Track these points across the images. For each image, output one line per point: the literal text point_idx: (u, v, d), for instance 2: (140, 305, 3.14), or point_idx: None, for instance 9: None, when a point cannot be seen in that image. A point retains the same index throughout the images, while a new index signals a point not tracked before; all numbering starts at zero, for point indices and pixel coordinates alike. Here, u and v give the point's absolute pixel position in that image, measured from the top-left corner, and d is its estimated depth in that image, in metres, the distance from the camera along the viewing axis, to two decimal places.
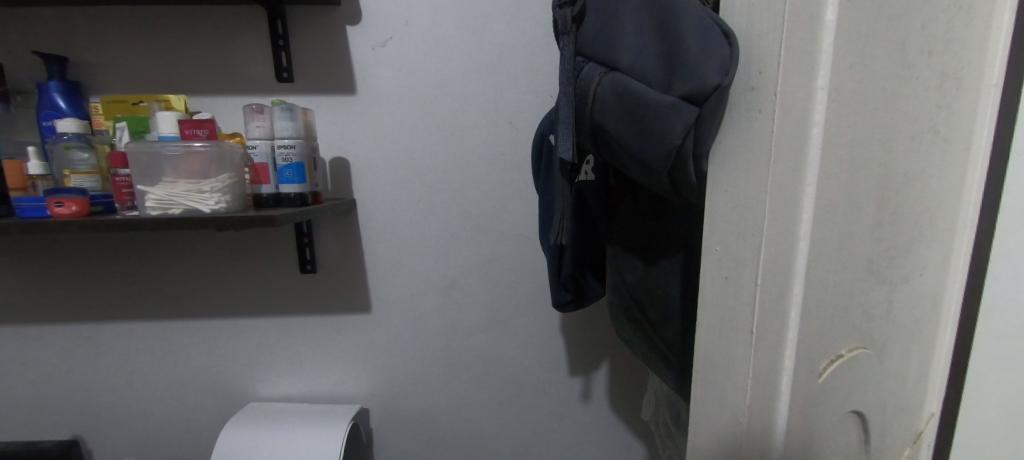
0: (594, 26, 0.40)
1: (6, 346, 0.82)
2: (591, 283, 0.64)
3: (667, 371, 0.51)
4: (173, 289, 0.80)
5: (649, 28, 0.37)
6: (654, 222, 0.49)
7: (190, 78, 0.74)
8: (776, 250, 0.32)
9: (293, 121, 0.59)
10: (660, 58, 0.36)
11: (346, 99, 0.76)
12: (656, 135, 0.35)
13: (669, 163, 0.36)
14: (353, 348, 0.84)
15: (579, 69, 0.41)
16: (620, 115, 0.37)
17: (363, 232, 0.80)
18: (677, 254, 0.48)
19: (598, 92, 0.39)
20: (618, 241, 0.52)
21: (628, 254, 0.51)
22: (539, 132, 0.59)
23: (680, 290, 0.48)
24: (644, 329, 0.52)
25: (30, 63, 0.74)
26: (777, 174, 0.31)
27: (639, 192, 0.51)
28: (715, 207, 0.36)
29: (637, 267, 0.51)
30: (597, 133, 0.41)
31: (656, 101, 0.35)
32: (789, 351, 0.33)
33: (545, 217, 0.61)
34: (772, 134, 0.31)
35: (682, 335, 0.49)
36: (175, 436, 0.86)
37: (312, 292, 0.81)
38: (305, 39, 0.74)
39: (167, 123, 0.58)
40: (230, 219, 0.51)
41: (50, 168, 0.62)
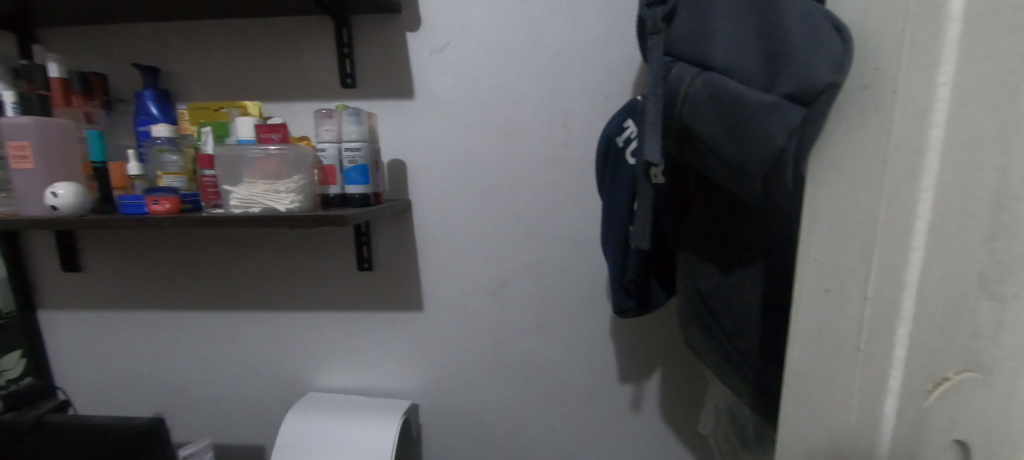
0: (685, 25, 0.42)
1: (104, 328, 0.91)
2: (656, 292, 0.63)
3: (742, 385, 0.49)
4: (244, 282, 0.86)
5: (751, 29, 0.39)
6: (733, 228, 0.48)
7: (264, 85, 0.80)
8: (888, 260, 0.31)
9: (359, 125, 0.62)
10: (762, 58, 0.38)
11: (405, 103, 0.78)
12: (756, 137, 0.37)
13: (771, 163, 0.37)
14: (406, 345, 0.87)
15: (668, 70, 0.43)
16: (715, 116, 0.39)
17: (418, 232, 0.82)
18: (758, 262, 0.46)
19: (690, 94, 0.41)
20: (692, 247, 0.52)
21: (704, 260, 0.51)
22: (605, 135, 0.58)
23: (761, 298, 0.46)
24: (718, 340, 0.51)
25: (129, 75, 0.82)
26: (893, 178, 0.30)
27: (715, 195, 0.50)
28: (816, 210, 0.35)
29: (712, 274, 0.50)
30: (686, 135, 0.43)
31: (760, 101, 0.36)
32: (898, 367, 0.31)
33: (607, 223, 0.59)
34: (889, 135, 0.30)
35: (761, 349, 0.46)
36: (243, 419, 0.93)
37: (369, 290, 0.85)
38: (368, 47, 0.77)
39: (245, 127, 0.62)
40: (301, 218, 0.54)
41: (145, 169, 0.68)
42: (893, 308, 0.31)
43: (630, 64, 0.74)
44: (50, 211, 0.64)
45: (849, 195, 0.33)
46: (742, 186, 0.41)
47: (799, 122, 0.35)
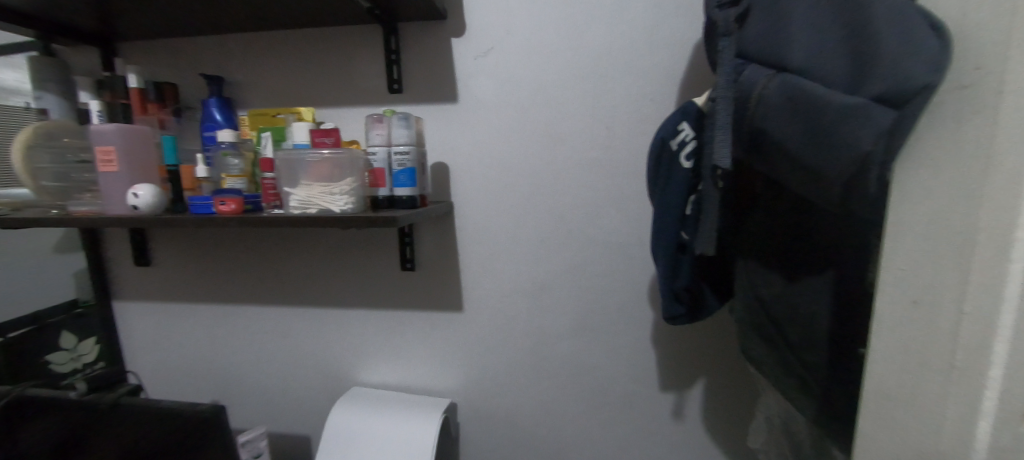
0: (759, 26, 0.41)
1: (170, 319, 0.99)
2: (707, 298, 0.62)
3: (807, 400, 0.48)
4: (295, 279, 0.90)
5: (834, 28, 0.37)
6: (797, 236, 0.47)
7: (317, 92, 0.84)
8: (988, 266, 0.30)
9: (408, 129, 0.63)
10: (844, 57, 0.36)
11: (449, 107, 0.80)
12: (836, 141, 0.35)
13: (853, 169, 0.36)
14: (445, 344, 0.88)
15: (739, 71, 0.43)
16: (790, 119, 0.38)
17: (460, 235, 0.84)
18: (827, 271, 0.44)
19: (761, 96, 0.40)
20: (749, 253, 0.51)
21: (766, 268, 0.49)
22: (658, 138, 0.56)
23: (830, 310, 0.44)
24: (781, 351, 0.49)
25: (196, 84, 0.88)
26: (996, 182, 0.29)
27: (780, 200, 0.49)
28: (901, 216, 0.34)
29: (776, 282, 0.48)
30: (754, 139, 0.42)
31: (844, 103, 0.35)
32: (995, 374, 0.31)
33: (658, 228, 0.58)
34: (993, 137, 0.29)
35: (831, 363, 0.45)
36: (291, 410, 0.97)
37: (411, 289, 0.87)
38: (414, 53, 0.80)
39: (301, 132, 0.66)
40: (355, 219, 0.56)
41: (211, 172, 0.73)
42: (993, 313, 0.30)
43: (676, 65, 0.73)
44: (131, 210, 0.70)
45: (944, 203, 0.32)
46: (817, 194, 0.39)
47: (889, 125, 0.33)
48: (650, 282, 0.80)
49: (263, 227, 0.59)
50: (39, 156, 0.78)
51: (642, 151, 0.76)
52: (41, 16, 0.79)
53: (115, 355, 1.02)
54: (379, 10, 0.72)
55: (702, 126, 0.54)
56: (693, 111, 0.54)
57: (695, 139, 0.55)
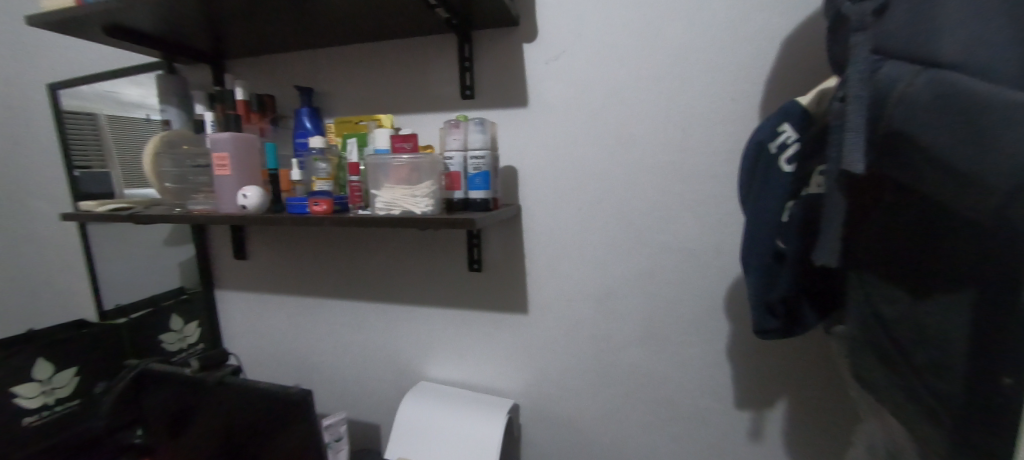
0: (903, 16, 0.38)
1: (263, 308, 1.09)
2: (806, 311, 0.57)
3: (937, 432, 0.43)
4: (370, 276, 0.96)
5: (1003, 20, 0.34)
6: (922, 247, 0.44)
7: (395, 100, 0.89)
8: None
9: (483, 134, 0.65)
10: (1012, 50, 0.34)
11: (518, 111, 0.81)
12: (1000, 142, 0.34)
13: (1019, 173, 0.34)
14: (509, 345, 0.89)
15: (874, 68, 0.40)
16: (942, 119, 0.37)
17: (526, 238, 0.85)
18: (964, 289, 0.41)
19: (905, 96, 0.38)
20: (867, 265, 0.48)
21: (888, 283, 0.47)
22: (755, 140, 0.53)
23: (969, 331, 0.41)
24: (906, 377, 0.46)
25: (291, 95, 0.97)
26: None
27: (908, 208, 0.45)
28: None
29: (901, 299, 0.45)
30: (893, 140, 0.41)
31: (1013, 102, 0.34)
32: None
33: (750, 236, 0.55)
34: None
35: (968, 391, 0.41)
36: (363, 399, 1.03)
37: (477, 289, 0.89)
38: (487, 60, 0.82)
39: (381, 138, 0.69)
40: (437, 221, 0.58)
41: (304, 175, 0.80)
42: None
43: (761, 62, 0.68)
44: (240, 209, 0.78)
45: None
46: (964, 200, 0.38)
47: None
48: (727, 292, 0.75)
49: (352, 226, 0.63)
50: (158, 160, 0.92)
51: (721, 154, 0.72)
52: (169, 40, 0.91)
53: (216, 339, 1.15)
54: (456, 20, 0.75)
55: (805, 127, 0.51)
56: (797, 110, 0.51)
57: (798, 140, 0.51)
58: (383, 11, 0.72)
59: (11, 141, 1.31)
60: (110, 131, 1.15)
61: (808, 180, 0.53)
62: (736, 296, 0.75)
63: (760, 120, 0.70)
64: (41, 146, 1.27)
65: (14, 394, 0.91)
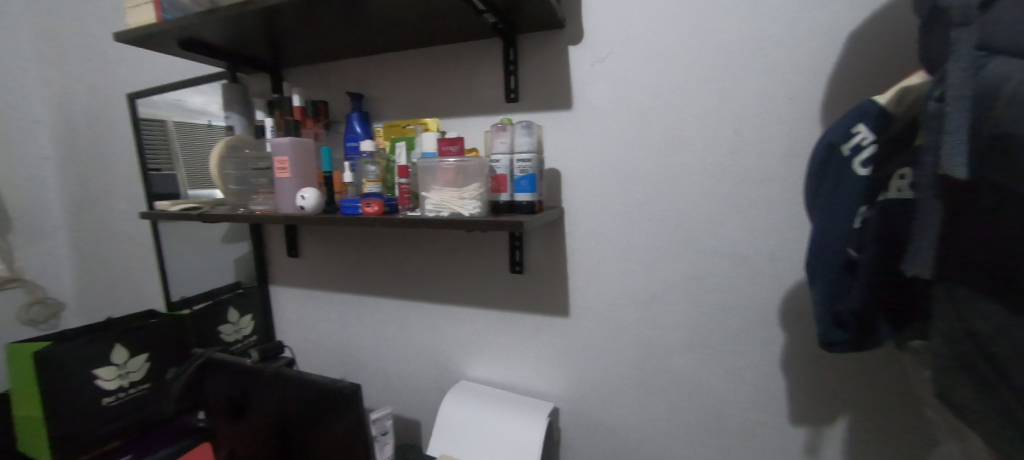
0: (1014, 10, 0.36)
1: (314, 304, 1.14)
2: (880, 324, 0.53)
3: None
4: (415, 275, 0.99)
5: None
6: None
7: (440, 104, 0.91)
8: None
9: (530, 137, 0.66)
10: None
11: (563, 113, 0.81)
12: None
13: None
14: (550, 348, 0.89)
15: (979, 65, 0.38)
16: None
17: (569, 241, 0.84)
18: None
19: (1017, 96, 0.37)
20: (957, 278, 0.45)
21: (983, 298, 0.42)
22: (824, 142, 0.51)
23: None
24: (1004, 400, 0.41)
25: (342, 101, 1.01)
26: None
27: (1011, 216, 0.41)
28: None
29: (1000, 316, 0.41)
30: (997, 145, 0.39)
31: None
32: None
33: (818, 242, 0.52)
34: None
35: None
36: (405, 395, 1.06)
37: (519, 291, 0.90)
38: (532, 63, 0.82)
39: (429, 142, 0.72)
40: (485, 224, 0.60)
41: (355, 177, 0.83)
42: None
43: (823, 58, 0.65)
44: (298, 210, 0.82)
45: None
46: None
47: None
48: (783, 300, 0.72)
49: (402, 227, 0.65)
50: (223, 163, 0.98)
51: (777, 155, 0.69)
52: (236, 52, 0.98)
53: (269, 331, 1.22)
54: (502, 24, 0.76)
55: (883, 130, 0.48)
56: (873, 111, 0.48)
57: (874, 143, 0.48)
58: (432, 18, 0.74)
59: (97, 147, 1.44)
60: (182, 136, 1.25)
61: (886, 184, 0.51)
62: (792, 305, 0.71)
63: (821, 120, 0.66)
64: (122, 151, 1.39)
65: (96, 376, 1.02)
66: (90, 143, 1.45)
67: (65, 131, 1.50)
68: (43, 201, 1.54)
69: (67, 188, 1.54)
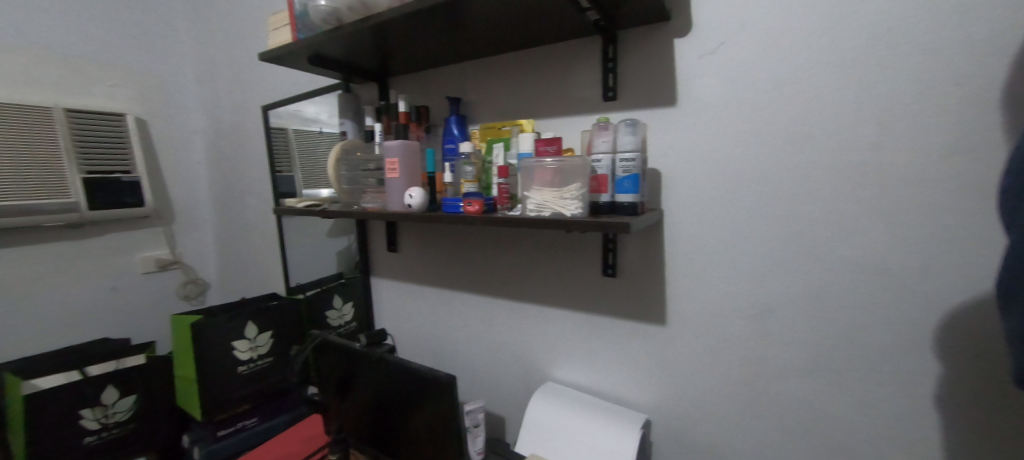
0: None
1: (411, 296, 1.22)
2: None
3: None
4: (505, 273, 1.01)
5: None
6: None
7: (535, 104, 0.91)
8: None
9: (634, 135, 0.63)
10: None
11: (666, 111, 0.77)
12: None
13: None
14: (643, 356, 0.85)
15: None
16: None
17: (668, 245, 0.80)
18: None
19: None
20: None
21: None
22: None
23: None
24: None
25: (442, 105, 1.07)
26: None
27: None
28: None
29: None
30: None
31: None
32: None
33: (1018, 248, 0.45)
34: None
35: None
36: (492, 391, 1.08)
37: (611, 295, 0.87)
38: (632, 58, 0.79)
39: (525, 143, 0.79)
40: (588, 225, 0.59)
41: (454, 178, 0.88)
42: None
43: (1003, 37, 0.55)
44: (406, 208, 0.88)
45: None
46: None
47: None
48: (938, 322, 0.61)
49: (504, 225, 0.66)
50: (338, 165, 1.09)
51: (934, 153, 0.59)
52: (352, 64, 1.08)
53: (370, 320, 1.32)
54: (604, 21, 0.74)
55: None
56: None
57: None
58: (535, 20, 0.75)
59: (238, 152, 1.69)
60: (302, 141, 1.41)
61: None
62: (950, 328, 0.60)
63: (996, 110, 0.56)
64: (257, 155, 1.61)
65: (234, 347, 1.20)
66: (233, 148, 1.70)
67: (215, 138, 1.78)
68: (196, 197, 1.83)
69: (214, 186, 1.82)
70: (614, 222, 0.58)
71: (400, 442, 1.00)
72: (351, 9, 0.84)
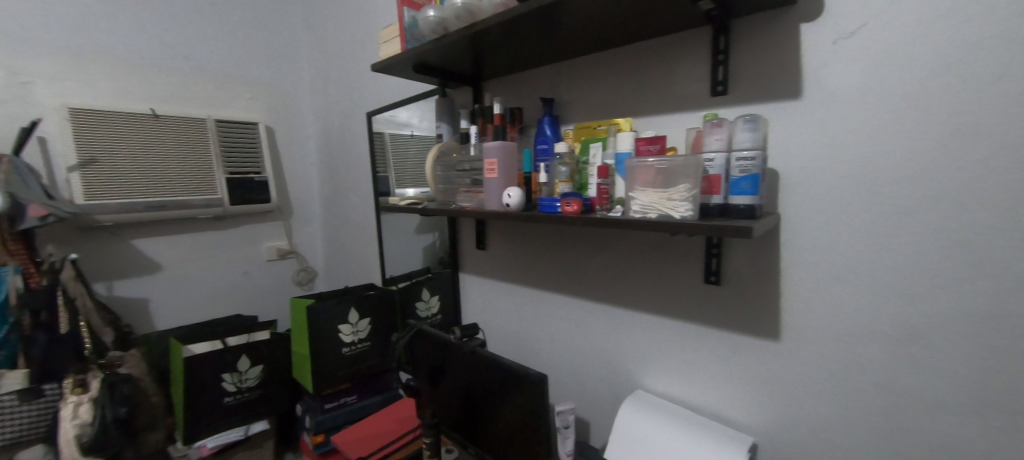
0: None
1: (500, 293, 1.24)
2: None
3: None
4: (596, 276, 0.99)
5: None
6: None
7: (633, 102, 0.87)
8: None
9: (754, 132, 0.59)
10: None
11: (788, 104, 0.69)
12: None
13: None
14: (750, 372, 0.78)
15: None
16: None
17: (784, 252, 0.72)
18: None
19: None
20: None
21: None
22: None
23: None
24: None
25: (535, 106, 1.08)
26: None
27: None
28: None
29: None
30: None
31: None
32: None
33: None
34: None
35: None
36: (578, 394, 1.06)
37: (714, 304, 0.81)
38: (747, 48, 0.72)
39: (624, 142, 0.77)
40: (701, 227, 0.55)
41: (549, 178, 0.88)
42: None
43: None
44: (504, 207, 0.90)
45: None
46: None
47: None
48: None
49: (608, 227, 0.64)
50: (434, 167, 1.15)
51: None
52: (450, 70, 1.13)
53: (457, 314, 1.38)
54: (717, 11, 0.69)
55: None
56: None
57: None
58: (643, 15, 0.73)
59: (345, 154, 1.86)
60: (397, 144, 1.52)
61: None
62: None
63: None
64: (361, 158, 1.77)
65: (340, 330, 1.33)
66: (341, 151, 1.89)
67: (325, 142, 1.98)
68: (309, 196, 2.06)
69: (324, 186, 2.04)
70: (733, 225, 0.54)
71: (488, 433, 1.04)
72: (458, 17, 0.88)
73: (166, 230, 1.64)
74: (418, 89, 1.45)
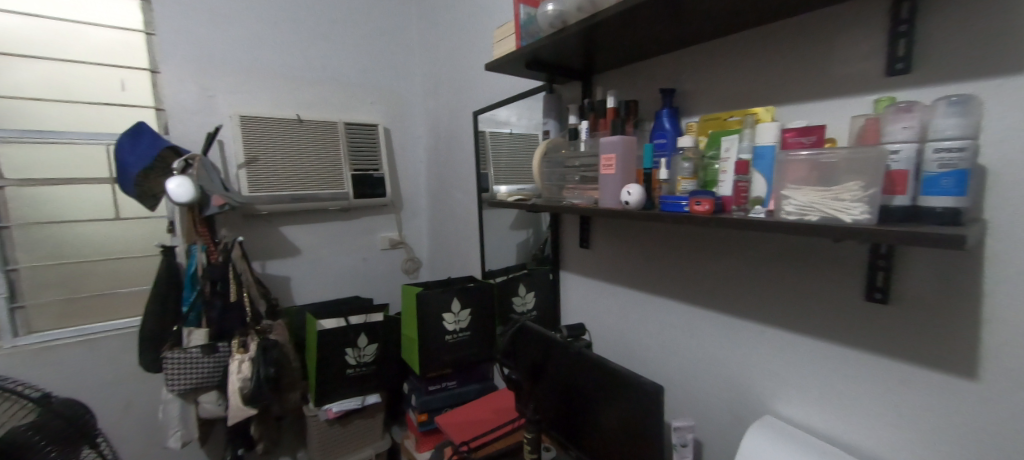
0: None
1: (604, 294, 1.20)
2: None
3: None
4: (719, 282, 0.90)
5: None
6: None
7: (776, 87, 0.77)
8: None
9: (964, 117, 0.48)
10: None
11: (1000, 82, 0.55)
12: None
13: None
14: (923, 410, 0.64)
15: None
16: None
17: (987, 268, 0.58)
18: None
19: None
20: None
21: None
22: None
23: None
24: None
25: (651, 98, 1.02)
26: None
27: None
28: None
29: None
30: None
31: None
32: None
33: None
34: None
35: None
36: (691, 407, 0.98)
37: (874, 325, 0.68)
38: (940, 16, 0.59)
39: (765, 134, 0.67)
40: (884, 233, 0.46)
41: (670, 175, 0.82)
42: None
43: None
44: (620, 205, 0.86)
45: None
46: None
47: None
48: None
49: (752, 229, 0.56)
50: (541, 163, 1.13)
51: None
52: (560, 65, 1.11)
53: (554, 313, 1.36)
54: None
55: None
56: None
57: None
58: None
59: (451, 151, 1.96)
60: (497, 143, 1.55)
61: None
62: None
63: None
64: (466, 155, 1.84)
65: (448, 318, 1.40)
66: (447, 148, 1.99)
67: (433, 140, 2.10)
68: (417, 190, 2.22)
69: (430, 181, 2.17)
70: (933, 232, 0.44)
71: (590, 437, 1.02)
72: (579, 8, 0.86)
73: (306, 220, 1.89)
74: (522, 86, 1.45)
